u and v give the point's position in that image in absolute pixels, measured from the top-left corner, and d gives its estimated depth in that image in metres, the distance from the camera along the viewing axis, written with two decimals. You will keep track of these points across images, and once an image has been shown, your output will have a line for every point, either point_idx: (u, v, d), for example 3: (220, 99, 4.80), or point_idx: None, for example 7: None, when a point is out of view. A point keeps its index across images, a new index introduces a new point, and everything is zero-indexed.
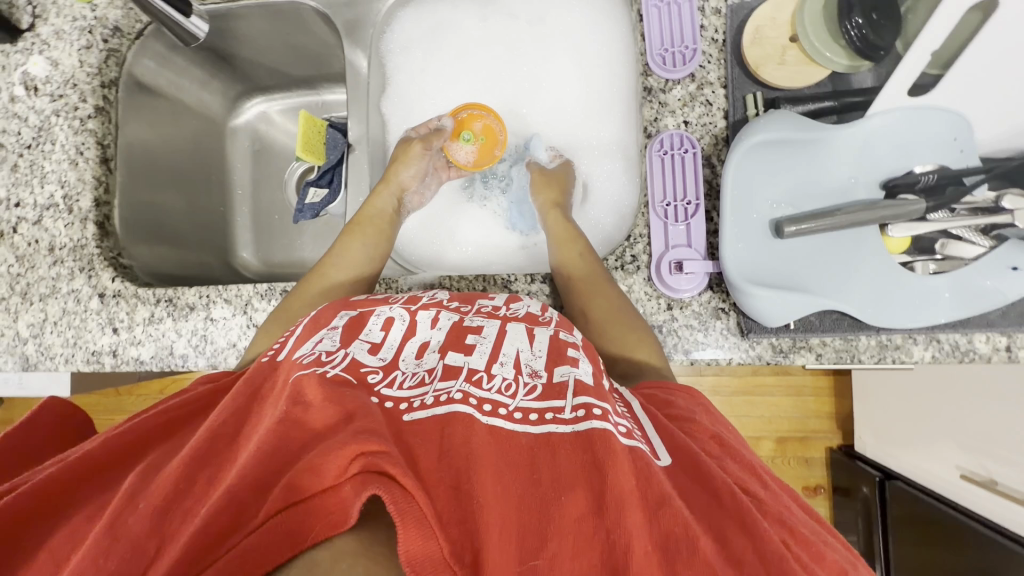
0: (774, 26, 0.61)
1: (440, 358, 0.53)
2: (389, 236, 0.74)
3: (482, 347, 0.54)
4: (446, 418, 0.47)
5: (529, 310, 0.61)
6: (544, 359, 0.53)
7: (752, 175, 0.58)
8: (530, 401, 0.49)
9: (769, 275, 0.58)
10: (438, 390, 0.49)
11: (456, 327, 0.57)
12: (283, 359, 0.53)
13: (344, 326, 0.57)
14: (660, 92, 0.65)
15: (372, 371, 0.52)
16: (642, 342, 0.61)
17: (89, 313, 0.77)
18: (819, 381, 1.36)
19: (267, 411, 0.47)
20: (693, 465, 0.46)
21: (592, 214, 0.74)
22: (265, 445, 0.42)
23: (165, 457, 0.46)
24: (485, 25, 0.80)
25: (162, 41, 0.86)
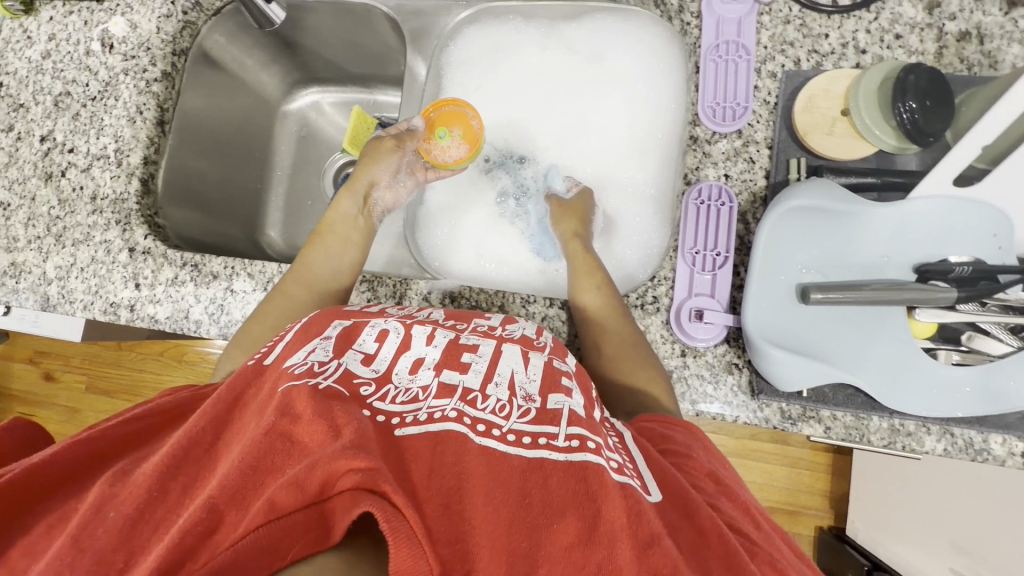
0: (827, 98, 0.62)
1: (435, 374, 0.54)
2: (355, 244, 0.77)
3: (478, 366, 0.55)
4: (441, 434, 0.47)
5: (525, 332, 0.62)
6: (539, 384, 0.54)
7: (786, 237, 0.58)
8: (522, 423, 0.49)
9: (789, 338, 0.58)
10: (432, 407, 0.50)
11: (452, 346, 0.57)
12: (270, 365, 0.55)
13: (338, 337, 0.58)
14: (706, 143, 0.66)
15: (365, 384, 0.53)
16: (653, 381, 0.60)
17: (116, 265, 0.79)
18: (818, 457, 1.33)
19: (251, 418, 0.49)
20: (683, 501, 0.47)
21: (618, 250, 0.75)
22: (248, 455, 0.43)
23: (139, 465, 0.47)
24: (545, 55, 0.82)
25: (236, 20, 0.91)
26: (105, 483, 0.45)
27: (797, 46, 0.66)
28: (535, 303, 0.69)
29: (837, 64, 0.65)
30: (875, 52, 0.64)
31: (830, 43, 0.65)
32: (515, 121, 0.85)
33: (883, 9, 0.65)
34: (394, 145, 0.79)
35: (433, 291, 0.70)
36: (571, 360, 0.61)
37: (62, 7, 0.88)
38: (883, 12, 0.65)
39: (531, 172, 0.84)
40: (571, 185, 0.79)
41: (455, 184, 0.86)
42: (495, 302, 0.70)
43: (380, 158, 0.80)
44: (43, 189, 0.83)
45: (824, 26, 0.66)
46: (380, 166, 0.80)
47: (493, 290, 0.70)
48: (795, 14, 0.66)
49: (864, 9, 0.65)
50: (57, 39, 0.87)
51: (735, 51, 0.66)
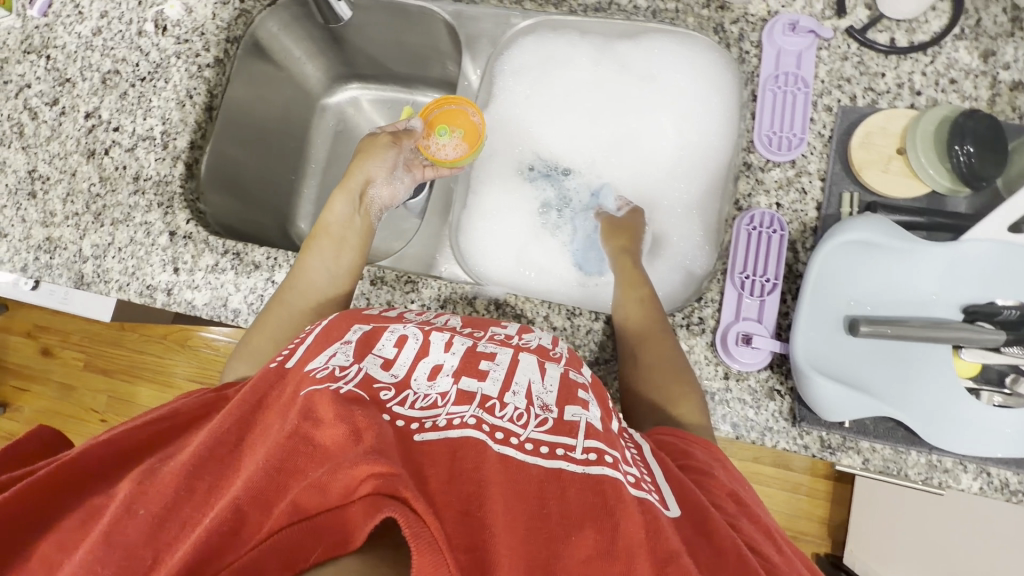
0: (883, 135, 0.63)
1: (453, 381, 0.54)
2: (353, 247, 0.77)
3: (496, 373, 0.55)
4: (460, 442, 0.47)
5: (541, 342, 0.62)
6: (556, 396, 0.54)
7: (836, 269, 0.60)
8: (540, 433, 0.50)
9: (837, 369, 0.59)
10: (451, 413, 0.50)
11: (469, 354, 0.58)
12: (292, 368, 0.55)
13: (357, 340, 0.58)
14: (759, 170, 0.67)
15: (384, 389, 0.53)
16: (687, 398, 0.61)
17: (155, 247, 0.78)
18: (817, 483, 1.34)
19: (274, 420, 0.49)
20: (701, 518, 0.46)
21: (661, 268, 0.75)
22: (272, 458, 0.43)
23: (166, 461, 0.47)
24: (596, 70, 0.83)
25: (290, 12, 0.91)
26: (135, 479, 0.45)
27: (854, 83, 0.67)
28: (580, 315, 0.68)
29: (892, 103, 0.66)
30: (930, 94, 0.66)
31: (886, 81, 0.67)
32: (561, 134, 0.86)
33: (939, 53, 0.66)
34: (389, 141, 0.80)
35: (479, 296, 0.70)
36: (587, 371, 0.61)
37: None
38: (939, 56, 0.66)
39: (582, 185, 0.85)
40: (621, 205, 0.79)
41: (501, 190, 0.86)
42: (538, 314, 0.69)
43: (374, 153, 0.81)
44: (84, 166, 0.83)
45: (881, 65, 0.67)
46: (374, 161, 0.81)
47: (539, 300, 0.69)
48: (853, 51, 0.68)
49: (920, 52, 0.67)
50: (109, 17, 0.87)
51: (793, 82, 0.67)
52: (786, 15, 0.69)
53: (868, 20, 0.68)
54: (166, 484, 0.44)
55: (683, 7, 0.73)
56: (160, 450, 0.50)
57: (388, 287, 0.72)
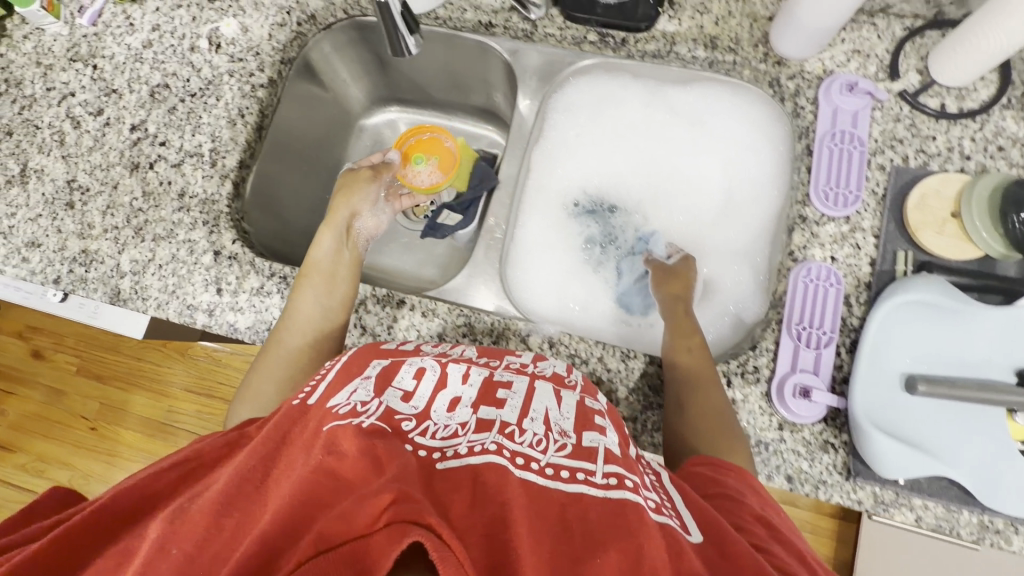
0: (937, 199, 0.66)
1: (473, 412, 0.54)
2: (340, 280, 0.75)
3: (513, 402, 0.55)
4: (482, 467, 0.46)
5: (555, 370, 0.64)
6: (573, 422, 0.55)
7: (892, 329, 0.61)
8: (560, 457, 0.49)
9: (895, 426, 0.59)
10: (472, 441, 0.50)
11: (488, 382, 0.59)
12: (314, 405, 0.53)
13: (377, 376, 0.58)
14: (814, 224, 0.69)
15: (406, 419, 0.52)
16: (732, 449, 0.60)
17: (198, 266, 0.77)
18: (820, 520, 1.34)
19: (296, 454, 0.47)
20: (724, 540, 0.45)
21: (710, 314, 0.75)
22: (294, 490, 0.42)
23: (191, 498, 0.46)
24: (646, 111, 0.84)
25: (347, 35, 0.91)
26: (160, 524, 0.43)
27: (906, 144, 0.69)
28: (636, 360, 0.68)
29: (943, 166, 0.68)
30: (979, 159, 0.68)
31: (937, 144, 0.69)
32: (607, 172, 0.86)
33: (987, 121, 0.69)
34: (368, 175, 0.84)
35: (533, 335, 0.70)
36: (601, 400, 0.62)
37: None
38: (987, 124, 0.69)
39: (632, 227, 0.84)
40: (673, 252, 0.80)
41: (547, 224, 0.85)
42: (593, 354, 0.69)
43: (355, 189, 0.84)
44: (127, 179, 0.81)
45: (933, 128, 0.70)
46: (357, 198, 0.84)
47: (593, 341, 0.69)
48: (906, 114, 0.70)
49: (970, 118, 0.69)
50: (160, 30, 0.86)
51: (850, 140, 0.69)
52: (844, 76, 0.71)
53: (920, 85, 0.71)
54: (192, 527, 0.42)
55: (742, 61, 0.76)
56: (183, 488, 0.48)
57: (441, 319, 0.71)
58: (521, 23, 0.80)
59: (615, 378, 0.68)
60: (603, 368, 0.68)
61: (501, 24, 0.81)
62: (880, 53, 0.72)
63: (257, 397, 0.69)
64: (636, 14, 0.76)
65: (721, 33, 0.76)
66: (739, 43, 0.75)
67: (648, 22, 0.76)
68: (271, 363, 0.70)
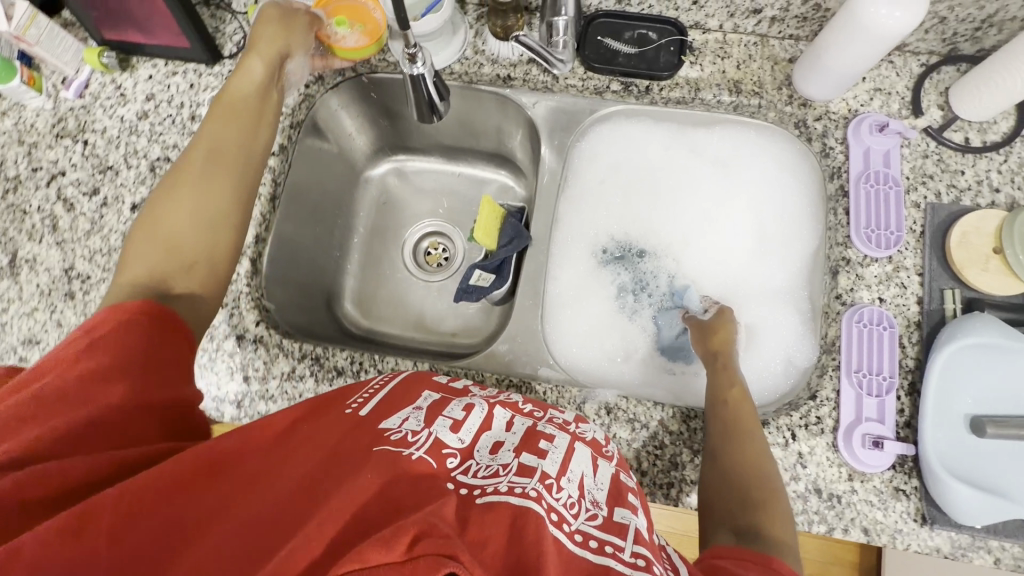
0: (979, 235, 0.67)
1: (514, 455, 0.50)
2: (269, 124, 0.67)
3: (556, 454, 0.51)
4: (521, 512, 0.43)
5: (596, 436, 0.58)
6: (606, 493, 0.50)
7: (954, 374, 0.62)
8: (590, 526, 0.46)
9: (967, 470, 0.60)
10: (514, 481, 0.46)
11: (530, 431, 0.54)
12: (364, 420, 0.52)
13: (429, 406, 0.55)
14: (858, 265, 0.69)
15: (451, 455, 0.50)
16: (772, 511, 0.52)
17: (221, 353, 0.72)
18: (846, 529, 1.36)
19: (353, 471, 0.44)
20: None
21: (761, 361, 0.73)
22: (354, 507, 0.40)
23: (239, 493, 0.43)
24: (668, 153, 0.83)
25: (353, 92, 0.89)
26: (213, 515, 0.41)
27: (937, 180, 0.70)
28: (695, 421, 0.67)
29: (975, 200, 0.69)
30: (1008, 191, 0.69)
31: (966, 179, 0.70)
32: (635, 216, 0.84)
33: (1010, 152, 0.71)
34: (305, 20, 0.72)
35: (588, 402, 0.68)
36: (632, 480, 0.55)
37: (164, 66, 0.83)
38: (1011, 155, 0.70)
39: (666, 275, 0.82)
40: (709, 305, 0.77)
41: (579, 273, 0.82)
42: (653, 417, 0.67)
43: (291, 32, 0.70)
44: None
45: (960, 163, 0.71)
46: (296, 40, 0.71)
47: (652, 403, 0.67)
48: (933, 150, 0.71)
49: (994, 151, 0.71)
50: (155, 99, 0.81)
51: (884, 180, 0.70)
52: (873, 116, 0.72)
53: (943, 120, 0.72)
54: (240, 527, 0.40)
55: (767, 103, 0.76)
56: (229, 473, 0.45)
57: None
58: (541, 75, 0.80)
59: (678, 442, 0.66)
60: (665, 433, 0.66)
61: (522, 77, 0.81)
62: (901, 90, 0.74)
63: (162, 230, 0.56)
64: (658, 62, 0.77)
65: (744, 77, 0.77)
66: (763, 86, 0.76)
67: (671, 69, 0.77)
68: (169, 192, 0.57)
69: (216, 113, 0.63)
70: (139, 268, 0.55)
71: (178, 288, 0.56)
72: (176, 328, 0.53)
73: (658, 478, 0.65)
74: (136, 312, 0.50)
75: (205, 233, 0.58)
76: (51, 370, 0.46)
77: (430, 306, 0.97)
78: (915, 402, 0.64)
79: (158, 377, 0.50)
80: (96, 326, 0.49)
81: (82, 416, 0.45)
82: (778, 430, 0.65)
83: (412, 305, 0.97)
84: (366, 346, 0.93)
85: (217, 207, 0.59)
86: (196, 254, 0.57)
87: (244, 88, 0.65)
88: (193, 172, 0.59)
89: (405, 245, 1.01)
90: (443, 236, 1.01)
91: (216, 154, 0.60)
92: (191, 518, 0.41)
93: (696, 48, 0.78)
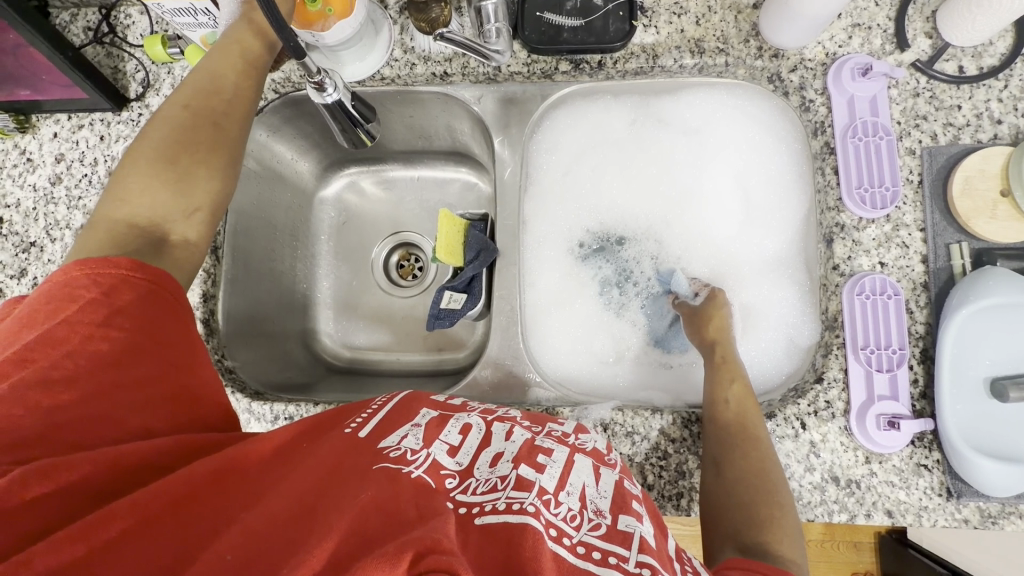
0: (983, 178, 0.61)
1: (512, 466, 0.45)
2: (263, 68, 0.59)
3: (553, 469, 0.46)
4: (518, 527, 0.39)
5: (597, 446, 0.52)
6: (609, 501, 0.44)
7: (968, 338, 0.58)
8: (592, 536, 0.40)
9: (991, 438, 0.56)
10: (511, 496, 0.42)
11: (528, 443, 0.49)
12: (365, 440, 0.48)
13: (427, 424, 0.50)
14: (853, 230, 0.63)
15: (449, 476, 0.46)
16: (782, 525, 0.49)
17: None
18: None
19: (353, 491, 0.42)
20: None
21: (759, 344, 0.69)
22: (351, 527, 0.38)
23: (235, 515, 0.41)
24: (634, 128, 0.75)
25: (281, 114, 0.81)
26: (210, 538, 0.39)
27: (932, 120, 0.63)
28: (697, 426, 0.63)
29: (975, 136, 0.62)
30: (1011, 121, 0.62)
31: (963, 114, 0.63)
32: (609, 201, 0.76)
33: (1011, 76, 0.63)
34: None
35: (582, 421, 0.64)
36: (635, 485, 0.48)
37: (68, 119, 0.75)
38: (1011, 79, 0.63)
39: (648, 266, 0.76)
40: (699, 288, 0.71)
41: (558, 274, 0.76)
42: (652, 426, 0.63)
43: None
44: None
45: (955, 97, 0.63)
46: None
47: (650, 412, 0.63)
48: (923, 86, 0.64)
49: (992, 77, 0.63)
50: (66, 158, 0.74)
51: (874, 131, 0.63)
52: (857, 56, 0.64)
53: (932, 50, 0.64)
54: (237, 546, 0.38)
55: (735, 61, 0.68)
56: (225, 495, 0.43)
57: None
58: (481, 67, 0.72)
59: (682, 449, 0.62)
60: (667, 441, 0.62)
61: (459, 72, 0.73)
62: (882, 22, 0.65)
63: (164, 167, 0.52)
64: (607, 32, 0.69)
65: (705, 34, 0.68)
66: (727, 41, 0.68)
67: (623, 38, 0.68)
68: (176, 130, 0.53)
69: (237, 65, 0.57)
70: (137, 205, 0.50)
71: (177, 253, 0.52)
72: (175, 308, 0.49)
73: (666, 489, 0.61)
74: (148, 278, 0.47)
75: (211, 183, 0.54)
76: (54, 352, 0.43)
77: (407, 326, 0.91)
78: (928, 369, 0.60)
79: (163, 364, 0.46)
80: (112, 294, 0.45)
81: (72, 408, 0.42)
82: (787, 421, 0.60)
83: (390, 328, 0.91)
84: (348, 381, 0.87)
85: (227, 156, 0.55)
86: (203, 202, 0.53)
87: (269, 49, 0.60)
88: (210, 118, 0.54)
89: (373, 264, 0.93)
90: (411, 249, 0.94)
91: (236, 110, 0.56)
92: (185, 545, 0.39)
93: (648, 9, 0.70)
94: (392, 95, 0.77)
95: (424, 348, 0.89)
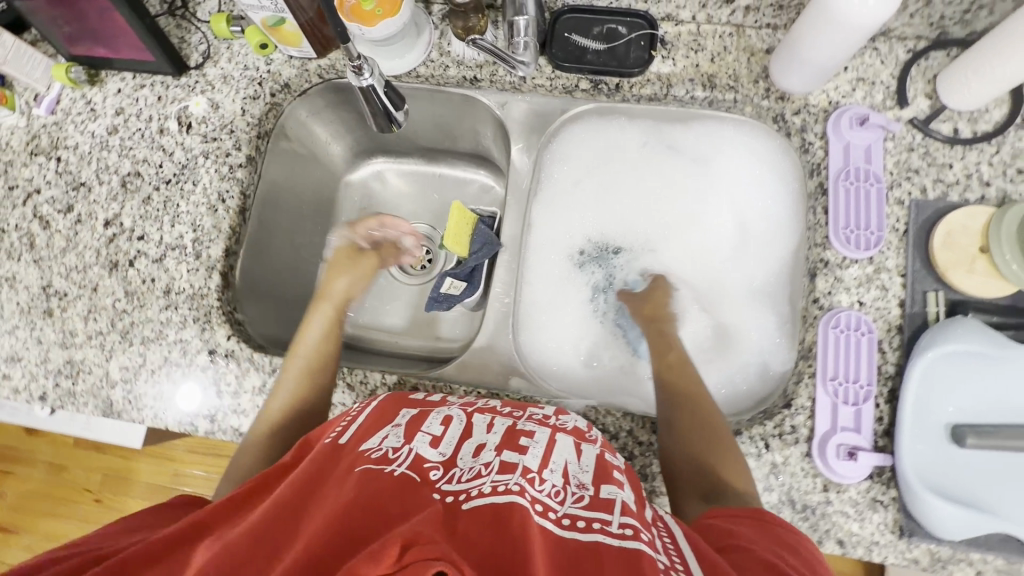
0: (965, 233, 0.64)
1: (496, 453, 0.49)
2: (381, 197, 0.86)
3: (535, 450, 0.50)
4: (505, 508, 0.41)
5: (577, 423, 0.56)
6: (589, 474, 0.48)
7: (935, 382, 0.60)
8: (576, 507, 0.44)
9: (947, 483, 0.58)
10: (497, 480, 0.45)
11: (512, 431, 0.53)
12: (347, 443, 0.52)
13: (408, 422, 0.54)
14: (837, 267, 0.66)
15: (434, 467, 0.48)
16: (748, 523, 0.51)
17: (194, 367, 0.72)
18: None
19: (334, 490, 0.45)
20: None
21: (735, 366, 0.72)
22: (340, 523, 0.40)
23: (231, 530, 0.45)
24: (644, 150, 0.80)
25: (325, 98, 0.86)
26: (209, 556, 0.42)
27: (923, 174, 0.67)
28: None
29: (963, 195, 0.66)
30: (999, 184, 0.65)
31: (954, 172, 0.66)
32: (613, 216, 0.81)
33: (1004, 142, 0.66)
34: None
35: None
36: (618, 458, 0.53)
37: (132, 78, 0.83)
38: (1004, 146, 0.66)
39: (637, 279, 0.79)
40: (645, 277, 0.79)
41: (554, 276, 0.80)
42: (623, 428, 0.66)
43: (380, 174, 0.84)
44: (107, 279, 0.76)
45: (948, 156, 0.67)
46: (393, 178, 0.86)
47: (621, 413, 0.66)
48: (919, 142, 0.68)
49: (985, 141, 0.67)
50: (125, 113, 0.82)
51: (865, 177, 0.67)
52: (854, 108, 0.69)
53: (930, 110, 0.68)
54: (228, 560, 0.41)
55: (743, 98, 0.73)
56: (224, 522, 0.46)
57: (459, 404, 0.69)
58: (508, 76, 0.78)
59: (648, 452, 0.65)
60: (634, 443, 0.65)
61: (488, 78, 0.79)
62: (886, 79, 0.70)
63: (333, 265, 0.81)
64: (628, 59, 0.75)
65: (718, 70, 0.74)
66: (738, 80, 0.73)
67: (641, 66, 0.74)
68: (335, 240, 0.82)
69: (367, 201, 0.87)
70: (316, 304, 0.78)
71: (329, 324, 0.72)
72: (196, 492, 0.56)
73: None
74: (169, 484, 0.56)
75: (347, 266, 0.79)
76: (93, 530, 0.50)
77: (408, 310, 0.95)
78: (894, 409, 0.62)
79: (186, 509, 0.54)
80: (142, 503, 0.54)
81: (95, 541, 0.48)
82: (751, 440, 0.63)
83: (394, 310, 0.96)
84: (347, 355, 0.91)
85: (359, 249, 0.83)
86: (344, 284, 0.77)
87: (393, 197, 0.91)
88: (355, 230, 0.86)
89: None
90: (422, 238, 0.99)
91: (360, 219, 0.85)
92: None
93: (668, 42, 0.75)
94: (422, 91, 0.83)
95: (422, 333, 0.93)
